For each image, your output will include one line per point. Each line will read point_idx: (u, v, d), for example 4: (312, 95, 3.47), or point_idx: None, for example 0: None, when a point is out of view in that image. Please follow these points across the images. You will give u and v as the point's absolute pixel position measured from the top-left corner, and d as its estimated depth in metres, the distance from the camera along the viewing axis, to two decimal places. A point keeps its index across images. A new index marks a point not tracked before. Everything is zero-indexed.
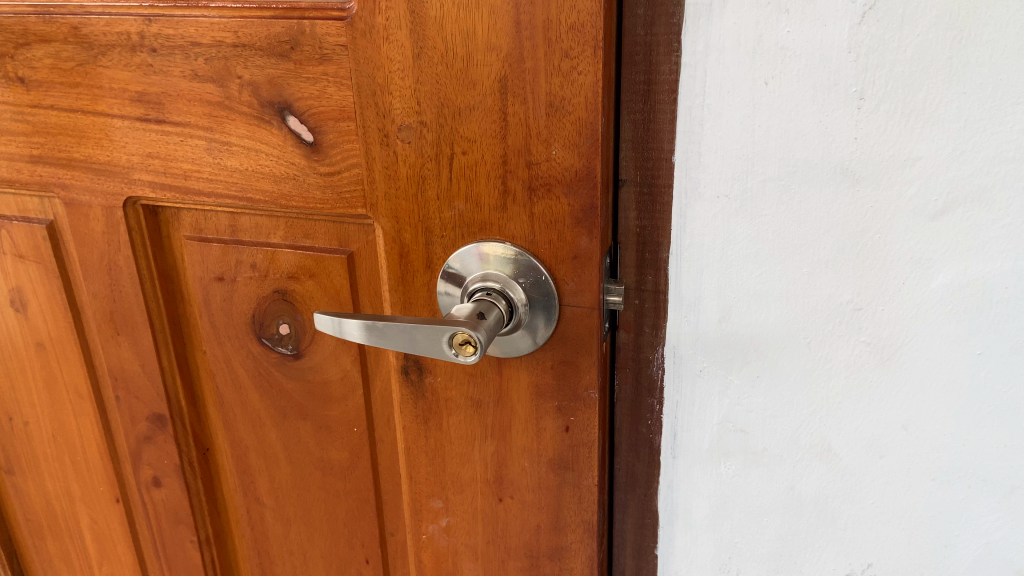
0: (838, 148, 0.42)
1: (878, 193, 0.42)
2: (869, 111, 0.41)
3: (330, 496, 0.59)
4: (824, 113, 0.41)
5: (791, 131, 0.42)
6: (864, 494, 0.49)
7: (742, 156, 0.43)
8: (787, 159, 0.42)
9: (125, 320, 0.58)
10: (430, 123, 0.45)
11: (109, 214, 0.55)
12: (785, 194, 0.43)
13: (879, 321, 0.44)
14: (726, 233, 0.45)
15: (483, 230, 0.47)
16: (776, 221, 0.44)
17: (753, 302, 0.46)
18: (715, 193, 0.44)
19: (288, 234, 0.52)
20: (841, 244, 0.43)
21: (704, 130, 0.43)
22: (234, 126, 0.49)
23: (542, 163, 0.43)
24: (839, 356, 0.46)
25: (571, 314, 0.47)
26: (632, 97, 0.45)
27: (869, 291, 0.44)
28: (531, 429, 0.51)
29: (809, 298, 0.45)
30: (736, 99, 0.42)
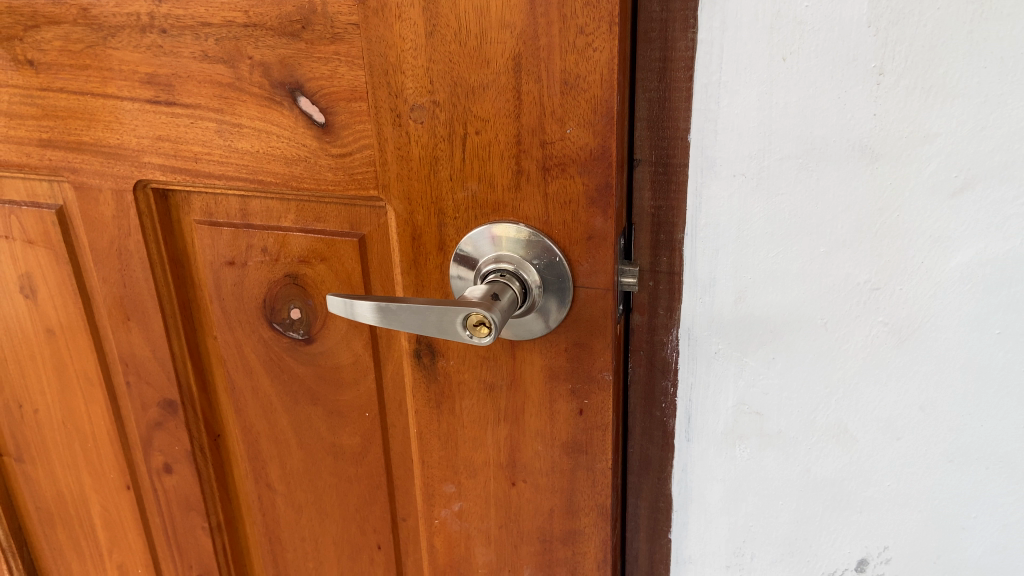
0: (856, 125, 0.41)
1: (897, 170, 0.41)
2: (889, 86, 0.40)
3: (342, 481, 0.59)
4: (843, 89, 0.41)
5: (809, 108, 0.41)
6: (880, 476, 0.49)
7: (759, 134, 0.43)
8: (805, 138, 0.42)
9: (135, 305, 0.58)
10: (443, 103, 0.44)
11: (119, 198, 0.54)
12: (802, 173, 0.43)
13: (896, 300, 0.44)
14: (742, 213, 0.45)
15: (497, 211, 0.46)
16: (792, 200, 0.43)
17: (770, 282, 0.46)
18: (732, 172, 0.44)
19: (300, 218, 0.52)
20: (859, 223, 0.43)
21: (720, 108, 0.43)
22: (245, 108, 0.48)
23: (556, 142, 0.43)
24: (856, 337, 0.46)
25: (585, 296, 0.47)
26: (647, 75, 0.44)
27: (886, 270, 0.44)
28: (545, 413, 0.51)
29: (825, 278, 0.45)
30: (754, 75, 0.42)
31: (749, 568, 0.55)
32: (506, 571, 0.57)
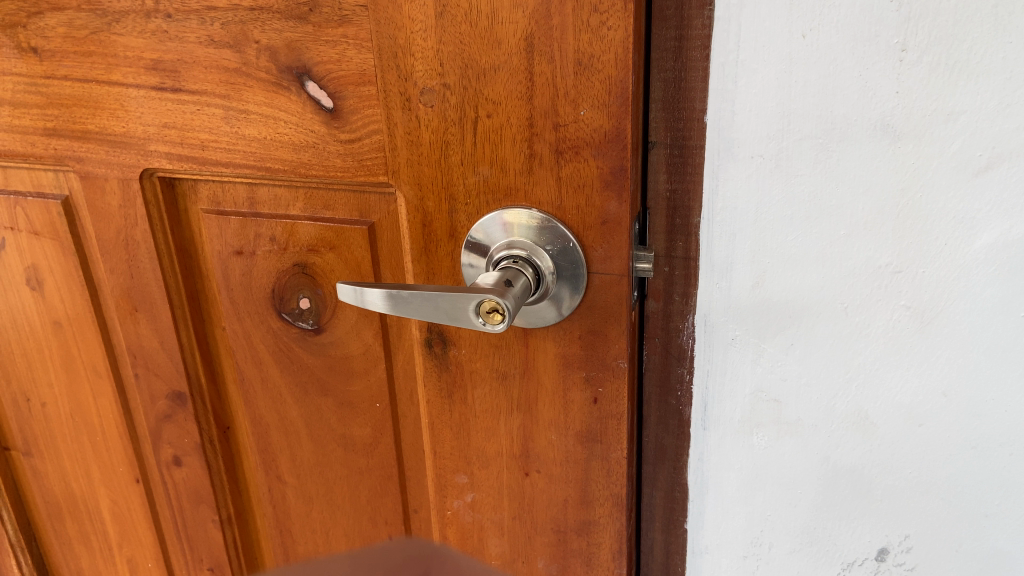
0: (878, 103, 0.40)
1: (920, 149, 0.41)
2: (912, 63, 0.39)
3: (353, 472, 0.59)
4: (865, 66, 0.40)
5: (830, 86, 0.41)
6: (901, 463, 0.48)
7: (778, 114, 0.42)
8: (826, 118, 0.41)
9: (143, 296, 0.57)
10: (454, 86, 0.43)
11: (126, 187, 0.54)
12: (822, 153, 0.42)
13: (919, 283, 0.43)
14: (760, 195, 0.44)
15: (509, 196, 0.45)
16: (812, 182, 0.43)
17: (789, 266, 0.45)
18: (750, 153, 0.43)
19: (308, 206, 0.51)
20: (880, 205, 0.42)
21: (738, 87, 0.42)
22: (252, 94, 0.47)
23: (570, 124, 0.42)
24: (878, 321, 0.45)
25: (599, 282, 0.46)
26: (662, 55, 0.43)
27: (909, 253, 0.43)
28: (558, 402, 0.50)
29: (846, 261, 0.44)
30: (773, 53, 0.41)
31: (767, 558, 0.54)
32: (520, 563, 0.56)
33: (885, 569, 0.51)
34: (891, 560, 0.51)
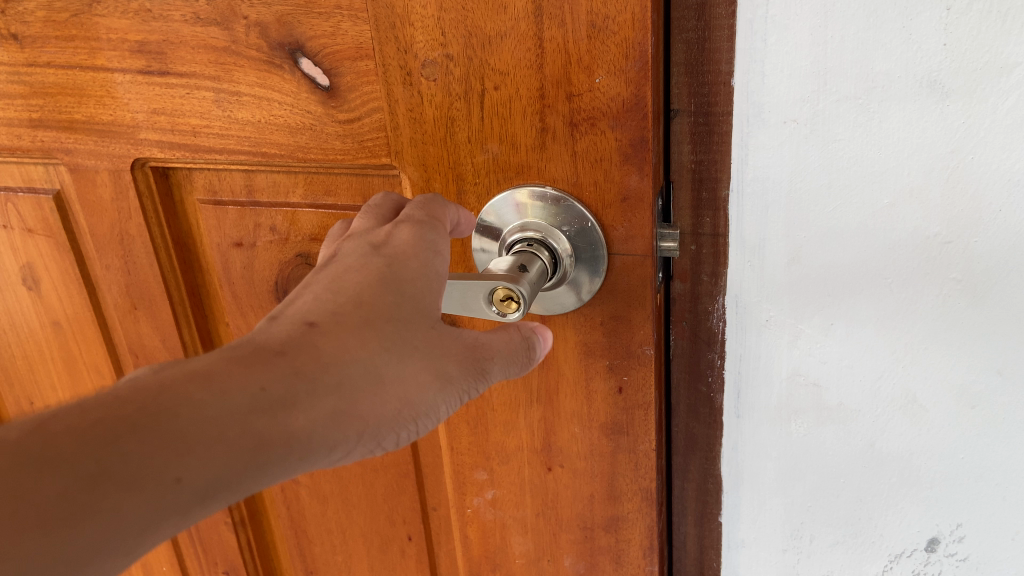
0: (924, 58, 0.37)
1: (972, 107, 0.37)
2: (960, 12, 0.36)
3: (367, 471, 0.56)
4: (909, 17, 0.36)
5: (870, 42, 0.37)
6: (953, 447, 0.45)
7: (813, 73, 0.38)
8: (866, 76, 0.38)
9: (141, 293, 0.54)
10: (457, 56, 0.40)
11: (117, 179, 0.50)
12: (862, 115, 0.38)
13: (971, 254, 0.40)
14: (794, 164, 0.41)
15: (521, 173, 0.42)
16: (851, 147, 0.39)
17: (827, 240, 0.42)
18: (782, 119, 0.40)
19: (309, 192, 0.48)
20: (926, 169, 0.39)
21: (768, 46, 0.39)
22: (243, 74, 0.44)
23: (584, 93, 0.39)
24: (926, 296, 0.41)
25: (621, 264, 0.43)
26: (683, 13, 0.41)
27: (960, 220, 0.39)
28: (581, 393, 0.47)
29: (890, 233, 0.41)
30: (805, 6, 0.38)
31: (808, 552, 0.51)
32: (546, 561, 0.53)
33: (936, 559, 0.48)
34: (941, 550, 0.48)
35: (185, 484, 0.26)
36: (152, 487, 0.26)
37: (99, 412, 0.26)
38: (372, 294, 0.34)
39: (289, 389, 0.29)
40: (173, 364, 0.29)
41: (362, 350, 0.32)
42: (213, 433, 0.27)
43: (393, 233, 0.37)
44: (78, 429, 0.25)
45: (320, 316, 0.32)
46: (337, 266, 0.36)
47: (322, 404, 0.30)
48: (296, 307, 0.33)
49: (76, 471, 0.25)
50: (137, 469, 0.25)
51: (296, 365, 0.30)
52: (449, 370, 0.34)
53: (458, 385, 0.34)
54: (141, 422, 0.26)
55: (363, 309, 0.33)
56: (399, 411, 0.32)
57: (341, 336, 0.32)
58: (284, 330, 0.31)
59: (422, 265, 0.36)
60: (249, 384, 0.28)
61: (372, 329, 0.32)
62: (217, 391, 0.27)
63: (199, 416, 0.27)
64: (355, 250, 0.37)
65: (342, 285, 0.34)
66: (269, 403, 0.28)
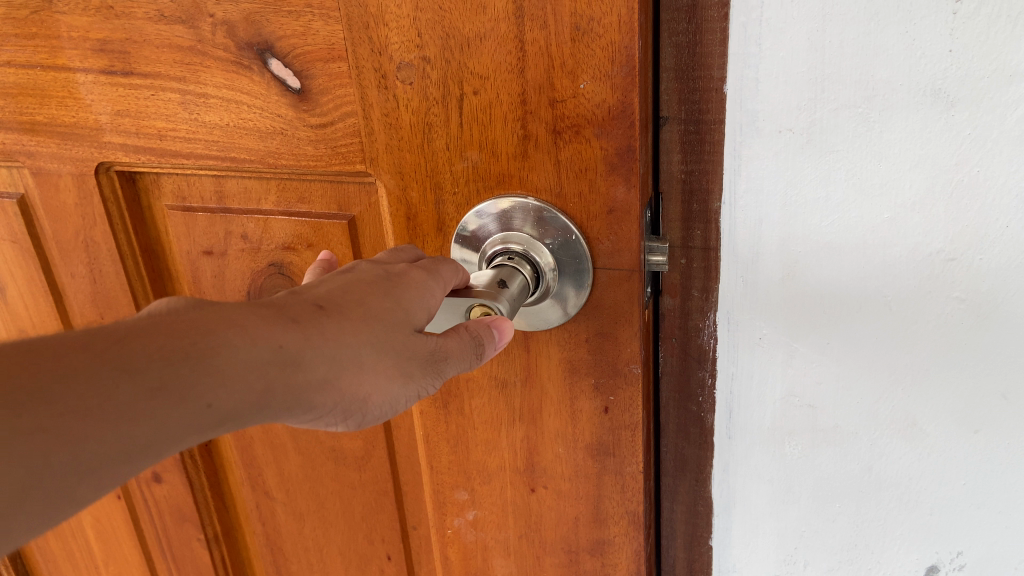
0: (927, 65, 0.35)
1: (978, 118, 0.35)
2: (967, 16, 0.34)
3: (345, 488, 0.54)
4: (912, 21, 0.34)
5: (870, 47, 0.35)
6: (954, 473, 0.42)
7: (811, 80, 0.36)
8: (867, 84, 0.36)
9: (108, 302, 0.52)
10: (434, 59, 0.38)
11: (80, 183, 0.48)
12: (862, 125, 0.36)
13: (975, 272, 0.38)
14: (789, 176, 0.39)
15: (503, 183, 0.40)
16: (850, 159, 0.37)
17: (824, 256, 0.40)
18: (777, 128, 0.38)
19: (282, 199, 0.46)
20: (929, 182, 0.37)
21: (762, 51, 0.37)
22: (210, 75, 0.42)
23: (568, 100, 0.37)
24: (928, 316, 0.39)
25: (606, 279, 0.41)
26: (673, 16, 0.38)
27: (964, 237, 0.37)
28: (565, 412, 0.45)
29: (890, 249, 0.38)
30: (802, 9, 0.36)
31: None
32: None
33: None
34: None
35: (211, 411, 0.28)
36: (183, 410, 0.27)
37: (156, 336, 0.27)
38: (372, 296, 0.32)
39: (299, 350, 0.30)
40: (197, 307, 0.29)
41: (354, 337, 0.31)
42: (240, 374, 0.28)
43: (408, 270, 0.34)
44: (147, 347, 0.27)
45: (327, 302, 0.32)
46: (353, 274, 0.34)
47: (316, 371, 0.30)
48: (308, 287, 0.33)
49: (143, 379, 0.26)
50: (185, 390, 0.27)
51: (307, 333, 0.30)
52: (411, 369, 0.32)
53: (418, 383, 0.33)
54: (190, 352, 0.27)
55: (364, 307, 0.32)
56: (367, 397, 0.32)
57: (346, 319, 0.31)
58: (294, 302, 0.31)
59: (423, 281, 0.34)
60: (270, 339, 0.29)
61: (366, 322, 0.32)
62: (248, 337, 0.29)
63: (231, 358, 0.28)
64: (372, 267, 0.34)
65: (353, 286, 0.33)
66: (280, 359, 0.29)
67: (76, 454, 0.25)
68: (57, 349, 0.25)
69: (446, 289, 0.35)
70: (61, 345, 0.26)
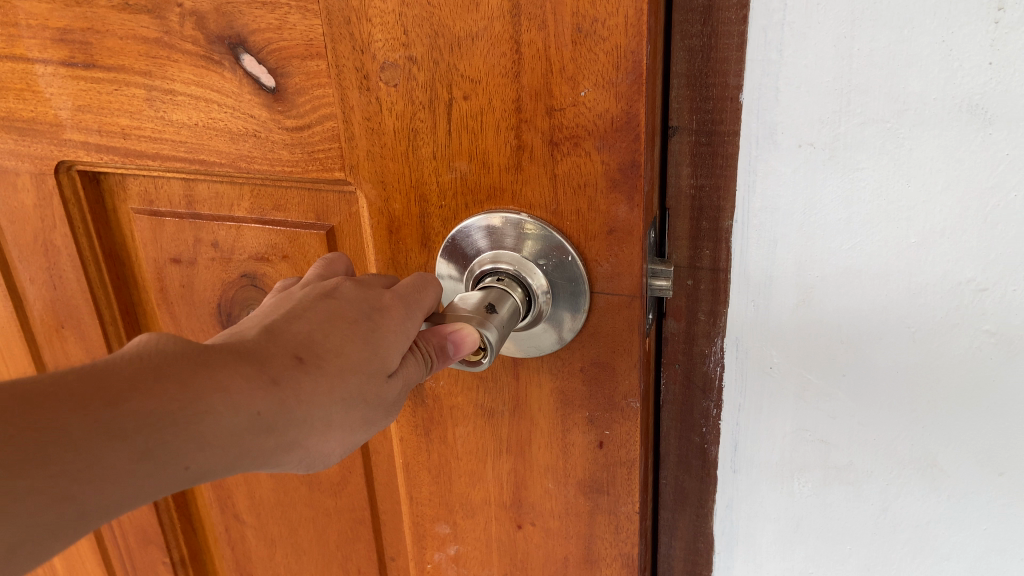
0: (964, 78, 0.32)
1: (1017, 137, 0.33)
2: (1010, 27, 0.31)
3: (320, 515, 0.51)
4: (950, 30, 0.32)
5: (904, 58, 0.32)
6: (974, 518, 0.41)
7: (835, 91, 0.34)
8: (897, 97, 0.33)
9: (68, 311, 0.48)
10: (421, 60, 0.35)
11: (39, 183, 0.44)
12: (890, 141, 0.34)
13: (1010, 303, 0.35)
14: (809, 194, 0.36)
15: (494, 197, 0.37)
16: (877, 177, 0.35)
17: (842, 282, 0.37)
18: (796, 142, 0.36)
19: (255, 206, 0.42)
20: (960, 206, 0.34)
21: (783, 59, 0.35)
22: (177, 70, 0.38)
23: (567, 109, 0.34)
24: (954, 348, 0.37)
25: (604, 305, 0.37)
26: (687, 17, 0.36)
27: (997, 266, 0.35)
28: (556, 445, 0.41)
29: (916, 276, 0.36)
30: (830, 14, 0.33)
31: None
32: None
33: None
34: None
35: (186, 473, 0.26)
36: (162, 475, 0.25)
37: (141, 396, 0.24)
38: (351, 344, 0.29)
39: (274, 417, 0.27)
40: (173, 357, 0.25)
41: (329, 396, 0.28)
42: (219, 439, 0.26)
43: (393, 301, 0.31)
44: (133, 407, 0.24)
45: (304, 350, 0.28)
46: (335, 304, 0.30)
47: (288, 435, 0.27)
48: (286, 319, 0.29)
49: (130, 444, 0.24)
50: (165, 453, 0.25)
51: (283, 397, 0.27)
52: (376, 415, 0.29)
53: (379, 427, 0.30)
54: (174, 416, 0.25)
55: (342, 358, 0.28)
56: (331, 451, 0.29)
57: (327, 376, 0.28)
58: (271, 349, 0.27)
59: (408, 320, 0.30)
60: (245, 407, 0.26)
61: (344, 378, 0.28)
62: (227, 403, 0.26)
63: (210, 425, 0.25)
64: (356, 294, 0.30)
65: (333, 328, 0.29)
66: (255, 427, 0.26)
67: (63, 513, 0.24)
68: (44, 401, 0.23)
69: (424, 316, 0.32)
70: (47, 397, 0.23)
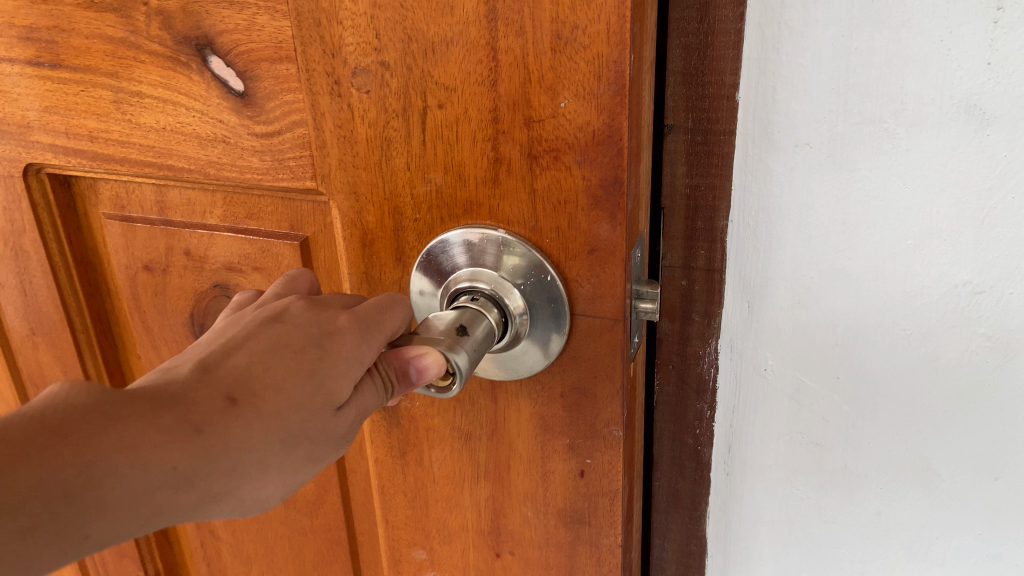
0: (963, 78, 0.32)
1: (1016, 138, 0.33)
2: (1009, 25, 0.31)
3: (296, 534, 0.49)
4: (948, 30, 0.32)
5: (901, 57, 0.33)
6: (969, 526, 0.40)
7: (832, 89, 0.34)
8: (894, 97, 0.33)
9: (40, 317, 0.47)
10: (394, 66, 0.33)
11: (8, 186, 0.43)
12: (886, 141, 0.34)
13: (1009, 307, 0.35)
14: (805, 194, 0.36)
15: (470, 212, 0.35)
16: (873, 177, 0.35)
17: (838, 283, 0.37)
18: (792, 141, 0.36)
19: (228, 214, 0.41)
20: (958, 208, 0.34)
21: (780, 57, 0.35)
22: (144, 71, 0.37)
23: (546, 120, 0.31)
24: (949, 354, 0.37)
25: (585, 327, 0.35)
26: (684, 15, 0.36)
27: (994, 269, 0.35)
28: (535, 472, 0.39)
29: (912, 278, 0.36)
30: (828, 11, 0.33)
31: None
32: None
33: None
34: None
35: (89, 543, 0.23)
36: (59, 550, 0.23)
37: (30, 464, 0.22)
38: (293, 379, 0.26)
39: (196, 470, 0.25)
40: (77, 413, 0.23)
41: (264, 440, 0.26)
42: (123, 501, 0.24)
43: (346, 327, 0.28)
44: (19, 478, 0.22)
45: (239, 389, 0.26)
46: (280, 333, 0.28)
47: (215, 485, 0.25)
48: (223, 352, 0.27)
49: (15, 519, 0.22)
50: (58, 526, 0.22)
51: (209, 445, 0.25)
52: (323, 454, 0.27)
53: (328, 464, 0.28)
54: (69, 482, 0.22)
55: (282, 395, 0.26)
56: (271, 496, 0.27)
57: (261, 418, 0.26)
58: (200, 390, 0.25)
59: (362, 349, 0.28)
60: (161, 462, 0.24)
61: (281, 419, 0.26)
62: (137, 463, 0.24)
63: (115, 489, 0.23)
64: (305, 321, 0.28)
65: (275, 361, 0.27)
66: (173, 480, 0.24)
67: None
68: None
69: (384, 341, 0.29)
70: None
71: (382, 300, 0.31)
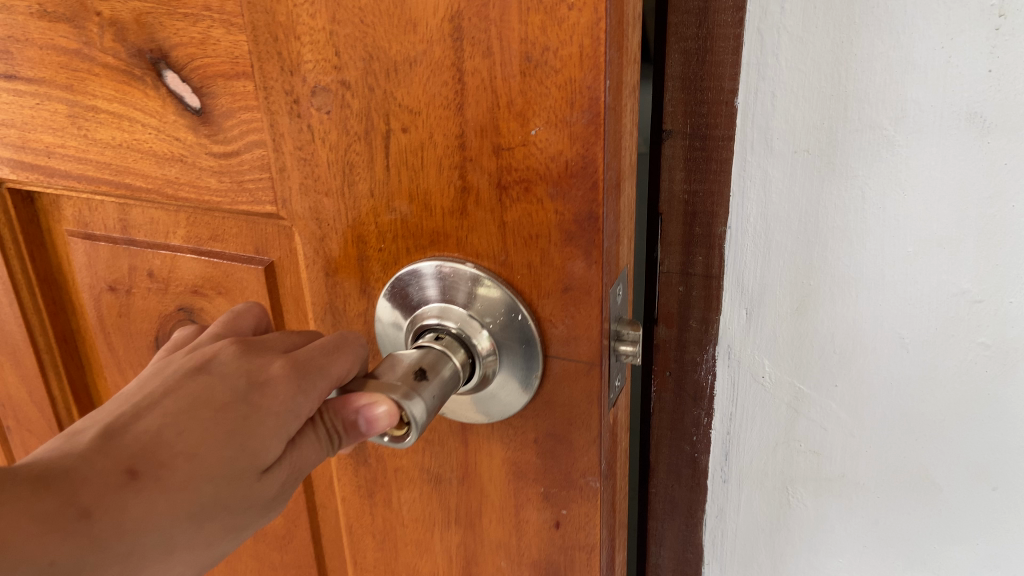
0: (963, 86, 0.32)
1: (1016, 146, 0.32)
2: (1010, 33, 0.31)
3: (265, 568, 0.46)
4: (949, 36, 0.31)
5: (902, 62, 0.32)
6: (968, 534, 0.40)
7: (833, 96, 0.33)
8: (895, 102, 0.33)
9: (5, 335, 0.45)
10: (355, 85, 0.30)
11: None
12: (886, 149, 0.33)
13: (1008, 317, 0.35)
14: (805, 201, 0.35)
15: (437, 243, 0.32)
16: (873, 185, 0.34)
17: (837, 291, 0.36)
18: (792, 147, 0.35)
19: (192, 235, 0.38)
20: (959, 216, 0.34)
21: (779, 63, 0.34)
22: (98, 85, 0.34)
23: (516, 148, 0.29)
24: (948, 363, 0.36)
25: (559, 370, 0.32)
26: (681, 18, 0.34)
27: (994, 278, 0.34)
28: (508, 520, 0.36)
29: (912, 286, 0.35)
30: (829, 17, 0.32)
31: None
32: None
33: None
34: None
35: None
36: None
37: None
38: (209, 444, 0.24)
39: (83, 556, 0.23)
40: None
41: (168, 515, 0.24)
42: None
43: (278, 379, 0.26)
44: None
45: (145, 458, 0.24)
46: (201, 389, 0.25)
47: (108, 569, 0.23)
48: (134, 413, 0.25)
49: None
50: None
51: (101, 527, 0.23)
52: (242, 522, 0.25)
53: (250, 529, 0.26)
54: None
55: (193, 462, 0.24)
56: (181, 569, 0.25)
57: (165, 492, 0.24)
58: (99, 461, 0.23)
59: (291, 405, 0.26)
60: (36, 558, 0.22)
61: (189, 491, 0.24)
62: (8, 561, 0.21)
63: None
64: (231, 374, 0.26)
65: (190, 424, 0.25)
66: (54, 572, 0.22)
67: None
68: None
69: (324, 392, 0.27)
70: None
71: (327, 343, 0.28)
